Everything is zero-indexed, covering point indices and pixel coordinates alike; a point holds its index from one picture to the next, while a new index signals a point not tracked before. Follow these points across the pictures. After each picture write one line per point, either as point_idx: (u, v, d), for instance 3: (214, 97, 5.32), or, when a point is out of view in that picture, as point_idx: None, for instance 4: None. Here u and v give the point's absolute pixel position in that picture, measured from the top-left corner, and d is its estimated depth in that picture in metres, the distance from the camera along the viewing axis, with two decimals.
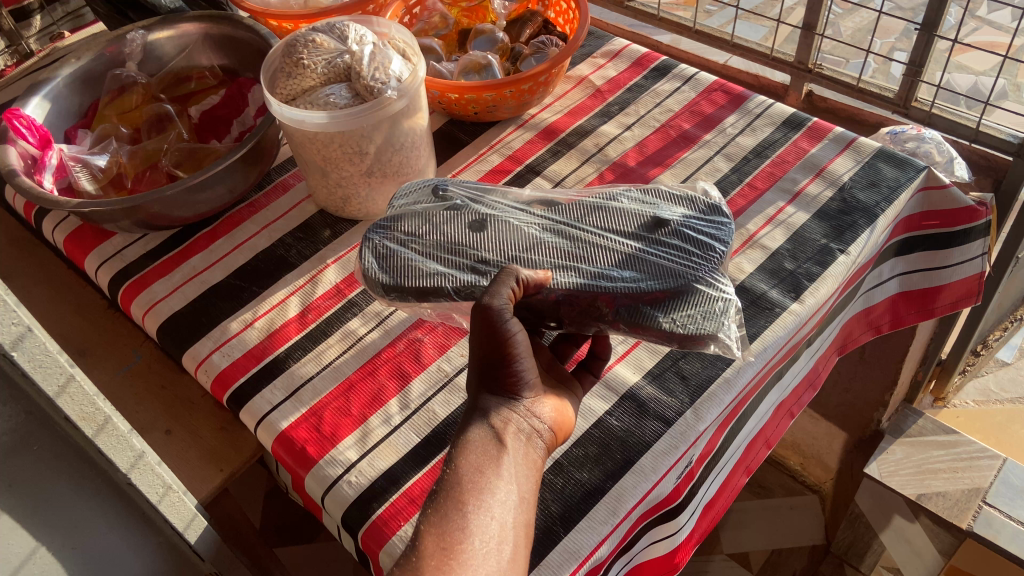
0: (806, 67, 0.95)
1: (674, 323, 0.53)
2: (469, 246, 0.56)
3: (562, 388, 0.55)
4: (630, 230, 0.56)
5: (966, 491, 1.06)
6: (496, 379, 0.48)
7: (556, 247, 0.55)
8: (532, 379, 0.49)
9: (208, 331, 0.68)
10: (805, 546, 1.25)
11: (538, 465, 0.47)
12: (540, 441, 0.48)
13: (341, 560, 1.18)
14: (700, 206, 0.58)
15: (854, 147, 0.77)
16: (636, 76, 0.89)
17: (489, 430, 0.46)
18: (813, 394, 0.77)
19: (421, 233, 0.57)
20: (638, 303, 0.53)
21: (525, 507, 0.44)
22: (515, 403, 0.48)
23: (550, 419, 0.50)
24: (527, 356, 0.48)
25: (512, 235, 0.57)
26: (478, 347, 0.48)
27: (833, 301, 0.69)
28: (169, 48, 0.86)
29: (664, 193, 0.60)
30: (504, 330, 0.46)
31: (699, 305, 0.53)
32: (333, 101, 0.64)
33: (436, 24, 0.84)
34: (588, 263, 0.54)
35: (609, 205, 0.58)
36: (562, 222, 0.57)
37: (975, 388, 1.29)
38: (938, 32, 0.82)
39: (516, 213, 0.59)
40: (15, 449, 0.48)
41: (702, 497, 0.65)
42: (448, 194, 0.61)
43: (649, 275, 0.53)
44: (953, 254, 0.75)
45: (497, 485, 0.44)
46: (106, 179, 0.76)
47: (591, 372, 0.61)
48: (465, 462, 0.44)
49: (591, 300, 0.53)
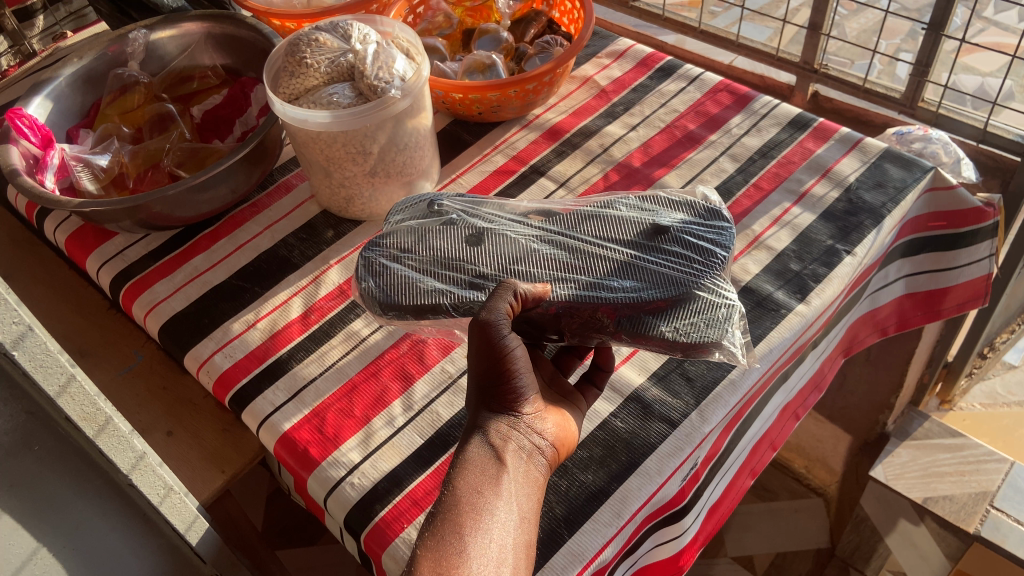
0: (812, 67, 0.95)
1: (677, 331, 0.52)
2: (466, 261, 0.55)
3: (564, 402, 0.53)
4: (630, 238, 0.55)
5: (973, 495, 1.06)
6: (495, 395, 0.47)
7: (555, 259, 0.55)
8: (532, 394, 0.47)
9: (210, 331, 0.67)
10: (810, 550, 1.24)
11: (540, 484, 0.46)
12: (542, 458, 0.47)
13: (343, 562, 1.18)
14: (699, 211, 0.58)
15: (860, 147, 0.76)
16: (641, 76, 0.88)
17: (488, 448, 0.45)
18: (818, 395, 0.76)
19: (417, 248, 0.57)
20: (639, 312, 0.53)
21: (527, 527, 0.43)
22: (516, 420, 0.46)
23: (552, 437, 0.48)
24: (526, 371, 0.47)
25: (510, 248, 0.56)
26: (477, 362, 0.47)
27: (839, 302, 0.68)
28: (171, 48, 0.86)
29: (661, 199, 0.59)
30: (502, 345, 0.46)
31: (703, 312, 0.53)
32: (337, 101, 0.64)
33: (441, 23, 0.83)
34: (588, 274, 0.54)
35: (606, 212, 0.58)
36: (560, 233, 0.57)
37: (981, 391, 1.29)
38: (945, 32, 0.82)
39: (513, 225, 0.58)
40: (15, 450, 0.48)
41: (707, 499, 0.64)
42: (443, 208, 0.60)
43: (650, 284, 0.52)
44: (960, 255, 0.75)
45: (496, 505, 0.42)
46: (108, 179, 0.75)
47: (595, 386, 0.59)
48: (462, 482, 0.42)
49: (592, 312, 0.53)
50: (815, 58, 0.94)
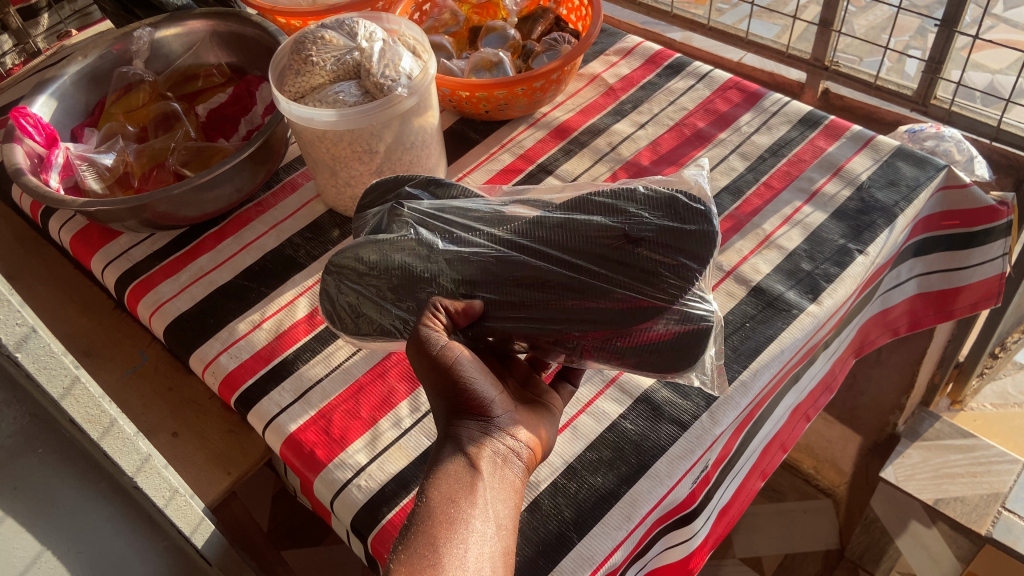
0: (822, 65, 0.94)
1: (642, 361, 0.51)
2: (422, 280, 0.53)
3: (538, 405, 0.51)
4: (595, 253, 0.51)
5: (984, 496, 1.05)
6: (458, 403, 0.45)
7: (514, 279, 0.51)
8: (496, 397, 0.46)
9: (215, 332, 0.67)
10: (819, 551, 1.23)
11: (516, 488, 0.44)
12: (519, 460, 0.45)
13: (349, 562, 1.18)
14: (680, 213, 0.50)
15: (872, 145, 0.75)
16: (649, 74, 0.88)
17: (462, 456, 0.43)
18: (829, 396, 0.76)
19: (374, 268, 0.54)
20: (606, 341, 0.51)
21: (505, 535, 0.41)
22: (488, 424, 0.45)
23: (527, 438, 0.46)
24: (481, 377, 0.46)
25: (466, 267, 0.52)
26: (427, 378, 0.46)
27: (851, 302, 0.68)
28: (176, 46, 0.85)
29: (638, 196, 0.52)
30: (442, 353, 0.46)
31: (674, 339, 0.50)
32: (343, 99, 0.63)
33: (446, 21, 0.82)
34: (550, 301, 0.51)
35: (573, 219, 0.52)
36: (520, 247, 0.52)
37: (992, 391, 1.27)
38: (959, 28, 0.80)
39: (473, 237, 0.54)
40: (19, 452, 0.47)
41: (717, 502, 0.63)
42: (403, 215, 0.57)
43: (612, 312, 0.50)
44: (973, 254, 0.74)
45: (473, 514, 0.40)
46: (112, 177, 0.75)
47: (569, 381, 0.58)
48: (436, 493, 0.41)
49: (553, 338, 0.52)
50: (825, 55, 0.93)
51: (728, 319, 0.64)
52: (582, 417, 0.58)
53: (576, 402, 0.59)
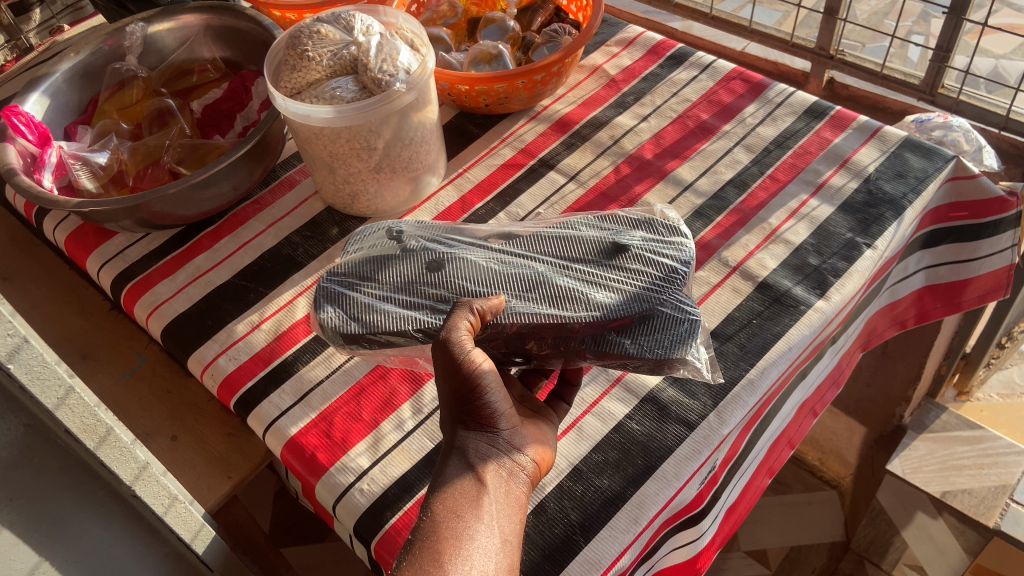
0: (827, 53, 0.92)
1: (643, 348, 0.49)
2: (425, 284, 0.52)
3: (537, 418, 0.50)
4: (592, 257, 0.53)
5: (993, 488, 1.05)
6: (469, 412, 0.44)
7: (515, 276, 0.52)
8: (506, 409, 0.45)
9: (214, 333, 0.66)
10: (824, 543, 1.22)
11: (522, 502, 0.43)
12: (523, 475, 0.44)
13: (351, 560, 1.17)
14: (658, 228, 0.55)
15: (878, 137, 0.74)
16: (651, 65, 0.86)
17: (467, 470, 0.42)
18: (836, 391, 0.74)
19: (376, 276, 0.54)
20: (603, 330, 0.50)
21: (510, 550, 0.40)
22: (494, 437, 0.44)
23: (532, 453, 0.46)
24: (497, 388, 0.44)
25: (469, 270, 0.52)
26: (442, 385, 0.44)
27: (858, 298, 0.66)
28: (169, 41, 0.84)
29: (621, 217, 0.56)
30: (466, 361, 0.43)
31: (672, 331, 0.50)
32: (340, 95, 0.62)
33: (444, 13, 0.80)
34: (552, 292, 0.50)
35: (567, 233, 0.55)
36: (520, 256, 0.54)
37: (998, 381, 1.27)
38: (967, 15, 0.79)
39: (473, 250, 0.55)
40: (15, 464, 0.46)
41: (724, 501, 0.63)
42: (405, 235, 0.57)
43: (612, 300, 0.49)
44: (982, 246, 0.72)
45: (477, 529, 0.39)
46: (107, 176, 0.73)
47: (564, 400, 0.57)
48: (440, 507, 0.40)
49: (558, 332, 0.49)
50: (830, 44, 0.91)
51: (734, 316, 0.62)
52: (588, 418, 0.57)
53: (581, 403, 0.58)
